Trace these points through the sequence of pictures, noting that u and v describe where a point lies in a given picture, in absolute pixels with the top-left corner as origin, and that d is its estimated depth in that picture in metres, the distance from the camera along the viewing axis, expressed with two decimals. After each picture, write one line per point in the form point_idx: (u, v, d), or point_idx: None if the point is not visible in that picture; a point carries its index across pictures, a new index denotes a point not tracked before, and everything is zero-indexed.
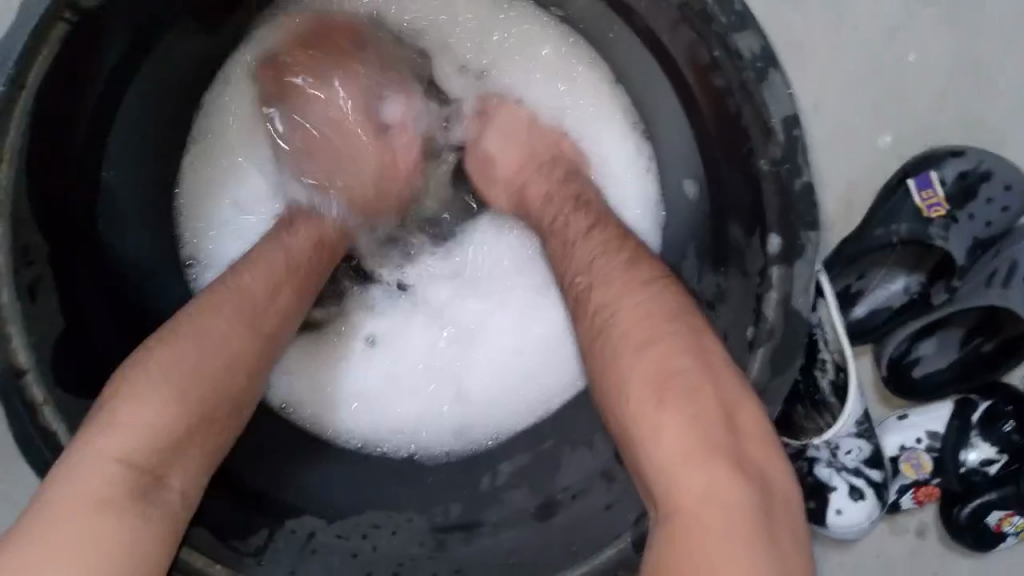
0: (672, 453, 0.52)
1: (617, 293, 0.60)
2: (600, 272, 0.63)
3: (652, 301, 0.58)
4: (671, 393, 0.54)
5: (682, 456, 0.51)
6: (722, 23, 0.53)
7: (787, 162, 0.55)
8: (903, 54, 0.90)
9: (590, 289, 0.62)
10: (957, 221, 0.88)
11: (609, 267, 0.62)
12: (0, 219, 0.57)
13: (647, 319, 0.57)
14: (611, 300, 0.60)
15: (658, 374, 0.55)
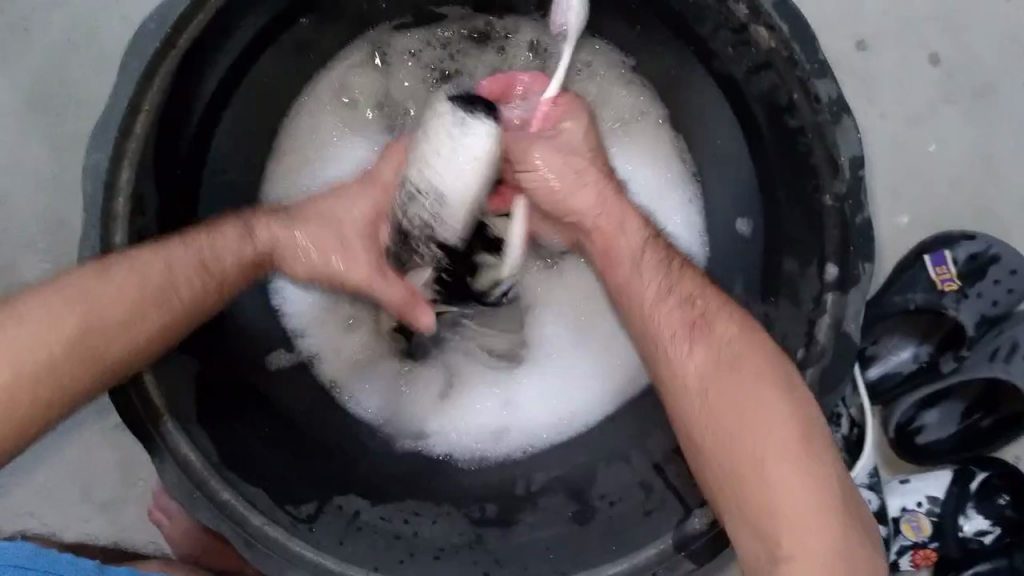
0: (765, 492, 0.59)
1: (717, 339, 0.65)
2: (703, 310, 0.66)
3: (739, 343, 0.64)
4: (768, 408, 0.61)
5: (779, 493, 0.59)
6: (805, 70, 0.61)
7: (850, 197, 0.62)
8: (925, 144, 1.00)
9: (688, 329, 0.66)
10: (967, 296, 0.95)
11: (711, 311, 0.66)
12: (127, 166, 0.63)
13: (739, 360, 0.63)
14: (713, 343, 0.65)
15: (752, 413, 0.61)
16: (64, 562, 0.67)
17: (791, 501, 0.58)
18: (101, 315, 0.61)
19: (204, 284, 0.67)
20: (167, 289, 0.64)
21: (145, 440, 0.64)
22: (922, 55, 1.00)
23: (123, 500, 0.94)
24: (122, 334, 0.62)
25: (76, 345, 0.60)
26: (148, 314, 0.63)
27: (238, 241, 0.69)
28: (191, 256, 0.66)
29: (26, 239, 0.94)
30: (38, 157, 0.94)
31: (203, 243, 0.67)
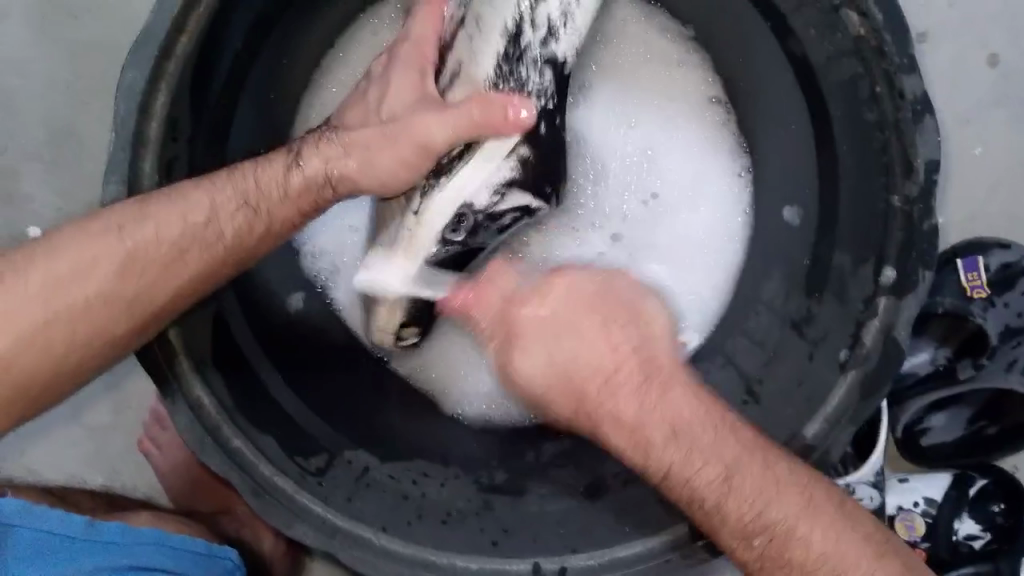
0: (716, 490, 0.60)
1: (610, 356, 0.62)
2: (615, 320, 0.64)
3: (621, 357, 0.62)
4: (680, 438, 0.60)
5: (729, 485, 0.60)
6: (893, 62, 0.58)
7: (920, 201, 0.60)
8: (972, 145, 0.97)
9: (580, 358, 0.62)
10: (994, 305, 0.93)
11: (607, 355, 0.62)
12: (163, 90, 0.59)
13: (656, 377, 0.62)
14: (605, 363, 0.62)
15: (677, 430, 0.61)
16: (54, 520, 0.66)
17: (785, 507, 0.59)
18: (139, 260, 0.61)
19: (244, 234, 0.63)
20: (196, 239, 0.62)
21: (159, 380, 0.62)
22: (981, 53, 0.96)
23: (114, 427, 0.91)
24: (125, 309, 0.61)
25: (68, 322, 0.60)
26: (151, 272, 0.61)
27: (282, 176, 0.64)
28: (234, 200, 0.63)
29: (31, 147, 0.90)
30: (54, 64, 0.89)
31: (229, 183, 0.63)
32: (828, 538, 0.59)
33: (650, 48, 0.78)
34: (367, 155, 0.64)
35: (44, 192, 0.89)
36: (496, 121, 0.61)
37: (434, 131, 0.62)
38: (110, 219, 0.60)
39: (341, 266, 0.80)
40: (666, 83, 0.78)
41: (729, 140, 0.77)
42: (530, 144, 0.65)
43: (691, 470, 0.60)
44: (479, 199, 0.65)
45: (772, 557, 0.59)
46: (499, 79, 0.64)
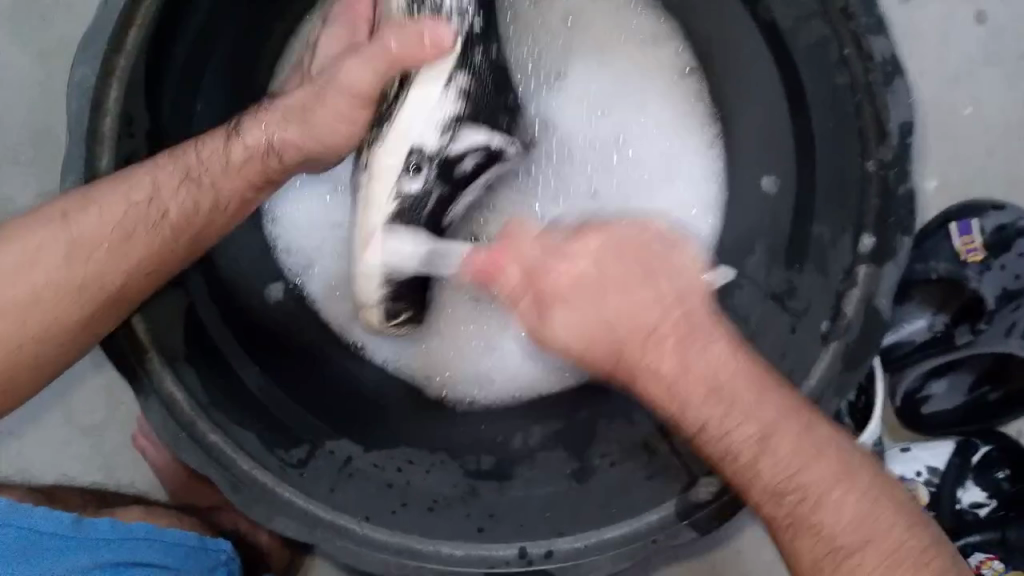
0: (750, 449, 0.56)
1: (656, 309, 0.58)
2: (654, 257, 0.61)
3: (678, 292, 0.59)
4: (713, 398, 0.56)
5: (765, 446, 0.56)
6: (861, 23, 0.57)
7: (895, 165, 0.58)
8: (962, 107, 0.94)
9: (635, 311, 0.58)
10: (990, 268, 0.90)
11: (650, 309, 0.58)
12: (115, 85, 0.59)
13: (697, 330, 0.58)
14: (649, 318, 0.58)
15: (731, 367, 0.57)
16: (44, 517, 0.67)
17: (820, 471, 0.55)
18: (88, 247, 0.62)
19: (188, 213, 0.63)
20: (141, 220, 0.62)
21: (131, 377, 0.61)
22: (968, 12, 0.94)
23: (107, 427, 0.91)
24: (76, 293, 0.61)
25: (22, 312, 0.60)
26: (100, 255, 0.62)
27: (223, 147, 0.64)
28: (176, 176, 0.63)
29: (8, 150, 0.89)
30: (29, 65, 0.89)
31: (171, 161, 0.63)
32: (864, 507, 0.54)
33: (606, 14, 0.77)
34: (309, 122, 0.65)
35: (24, 194, 0.89)
36: (416, 50, 0.61)
37: (360, 73, 0.62)
38: (56, 208, 0.61)
39: (310, 247, 0.79)
40: (625, 47, 0.76)
41: (705, 109, 0.75)
42: (467, 71, 0.64)
43: (723, 426, 0.56)
44: (428, 141, 0.64)
45: (804, 521, 0.55)
46: (414, 4, 0.63)
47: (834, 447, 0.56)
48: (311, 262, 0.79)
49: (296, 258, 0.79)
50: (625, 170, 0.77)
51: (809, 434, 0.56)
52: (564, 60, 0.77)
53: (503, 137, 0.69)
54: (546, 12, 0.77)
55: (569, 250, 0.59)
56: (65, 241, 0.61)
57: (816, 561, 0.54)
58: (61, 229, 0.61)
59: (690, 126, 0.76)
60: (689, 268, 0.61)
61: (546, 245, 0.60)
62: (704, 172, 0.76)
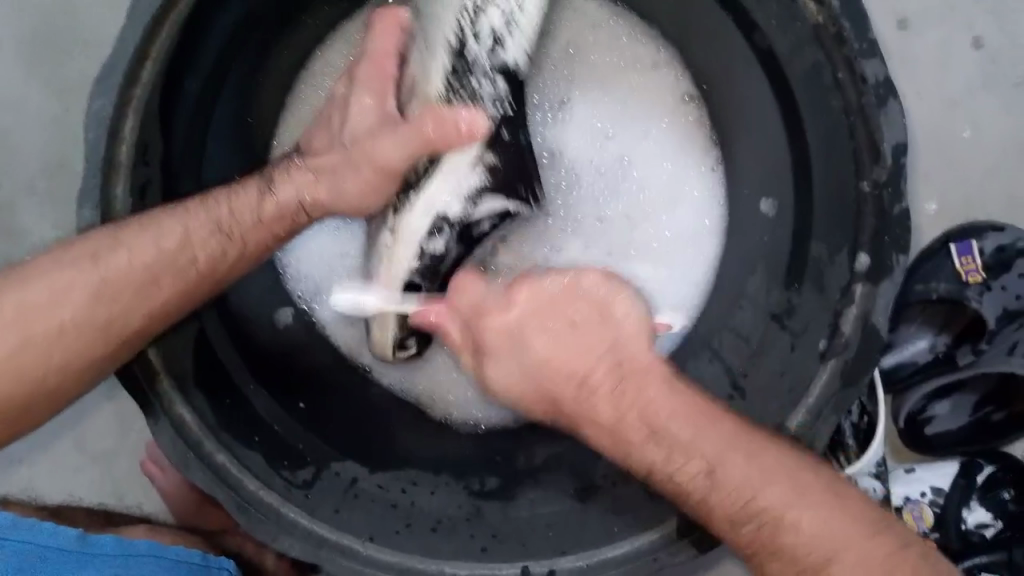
0: (701, 484, 0.59)
1: (586, 358, 0.63)
2: (578, 313, 0.64)
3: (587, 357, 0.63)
4: (666, 438, 0.60)
5: (714, 478, 0.58)
6: (854, 48, 0.58)
7: (890, 186, 0.59)
8: (960, 130, 0.96)
9: (573, 373, 0.62)
10: (991, 289, 0.91)
11: (583, 359, 0.63)
12: (132, 115, 0.60)
13: (630, 375, 0.62)
14: (576, 369, 0.62)
15: (693, 420, 0.60)
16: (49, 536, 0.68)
17: (772, 495, 0.57)
18: (114, 288, 0.62)
19: (217, 259, 0.66)
20: (171, 266, 0.64)
21: (144, 404, 0.63)
22: (964, 36, 0.95)
23: (116, 449, 0.92)
24: (100, 333, 0.61)
25: (44, 349, 0.60)
26: (127, 296, 0.62)
27: (256, 203, 0.67)
28: (207, 226, 0.65)
29: (23, 177, 0.91)
30: (43, 95, 0.91)
31: (202, 211, 0.64)
32: (824, 520, 0.56)
33: (609, 44, 0.78)
34: (337, 185, 0.68)
35: (39, 220, 0.91)
36: (450, 134, 0.63)
37: (391, 150, 0.65)
38: (83, 249, 0.61)
39: (319, 279, 0.81)
40: (628, 77, 0.78)
41: (706, 136, 0.77)
42: (494, 151, 0.66)
43: (678, 460, 0.60)
44: (451, 209, 0.67)
45: (761, 543, 0.57)
46: (450, 93, 0.65)
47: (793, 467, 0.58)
48: (321, 292, 0.81)
49: (305, 289, 0.81)
50: (626, 199, 0.79)
51: (760, 460, 0.58)
52: (570, 91, 0.79)
53: (520, 203, 0.71)
54: (549, 38, 0.78)
55: (497, 304, 0.65)
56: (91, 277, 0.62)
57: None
58: (85, 265, 0.61)
59: (691, 151, 0.77)
60: (626, 311, 0.64)
61: (487, 294, 0.66)
62: (706, 196, 0.77)
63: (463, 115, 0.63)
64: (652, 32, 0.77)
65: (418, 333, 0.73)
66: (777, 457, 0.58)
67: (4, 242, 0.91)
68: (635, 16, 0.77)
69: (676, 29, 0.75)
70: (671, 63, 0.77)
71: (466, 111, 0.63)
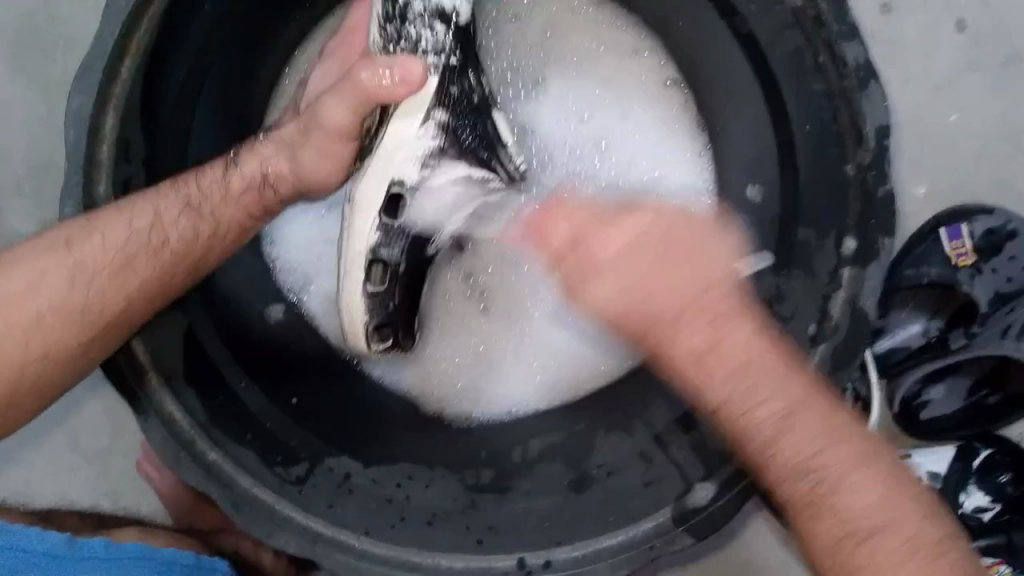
0: (772, 425, 0.56)
1: (682, 294, 0.57)
2: (721, 315, 0.57)
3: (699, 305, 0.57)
4: (718, 361, 0.56)
5: (788, 424, 0.56)
6: (833, 30, 0.59)
7: (873, 168, 0.60)
8: (947, 114, 0.96)
9: (682, 308, 0.57)
10: (982, 272, 0.92)
11: (697, 280, 0.57)
12: (112, 112, 0.62)
13: (716, 313, 0.57)
14: (665, 304, 0.56)
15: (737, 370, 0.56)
16: (35, 537, 0.68)
17: (838, 456, 0.56)
18: (90, 273, 0.63)
19: (190, 240, 0.65)
20: (144, 247, 0.64)
21: (131, 398, 0.64)
22: (949, 20, 0.96)
23: (111, 453, 0.92)
24: (77, 317, 0.62)
25: (22, 335, 0.61)
26: (103, 279, 0.63)
27: (221, 178, 0.66)
28: (177, 205, 0.65)
29: (13, 181, 0.92)
30: (31, 99, 0.91)
31: (170, 190, 0.65)
32: (873, 505, 0.55)
33: (589, 34, 0.78)
34: (296, 158, 0.66)
35: (30, 224, 0.92)
36: (385, 89, 0.60)
37: (337, 110, 0.62)
38: (59, 235, 0.63)
39: (304, 266, 0.80)
40: (608, 64, 0.78)
41: (688, 119, 0.77)
42: (446, 106, 0.62)
43: (756, 399, 0.56)
44: (407, 174, 0.62)
45: (816, 503, 0.56)
46: (390, 44, 0.62)
47: (859, 439, 0.57)
48: (305, 281, 0.80)
49: (289, 278, 0.80)
50: (611, 184, 0.78)
51: (830, 421, 0.57)
52: (549, 78, 0.78)
53: (484, 168, 0.66)
54: (528, 30, 0.78)
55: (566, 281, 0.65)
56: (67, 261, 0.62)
57: (833, 541, 0.55)
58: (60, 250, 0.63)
59: (674, 137, 0.78)
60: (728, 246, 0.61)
61: (588, 212, 0.59)
62: (692, 182, 0.77)
63: (402, 65, 0.60)
64: (631, 21, 0.78)
65: (386, 318, 0.70)
66: (840, 421, 0.57)
67: None
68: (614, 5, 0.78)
69: (658, 16, 0.75)
70: (650, 50, 0.77)
71: (403, 61, 0.60)
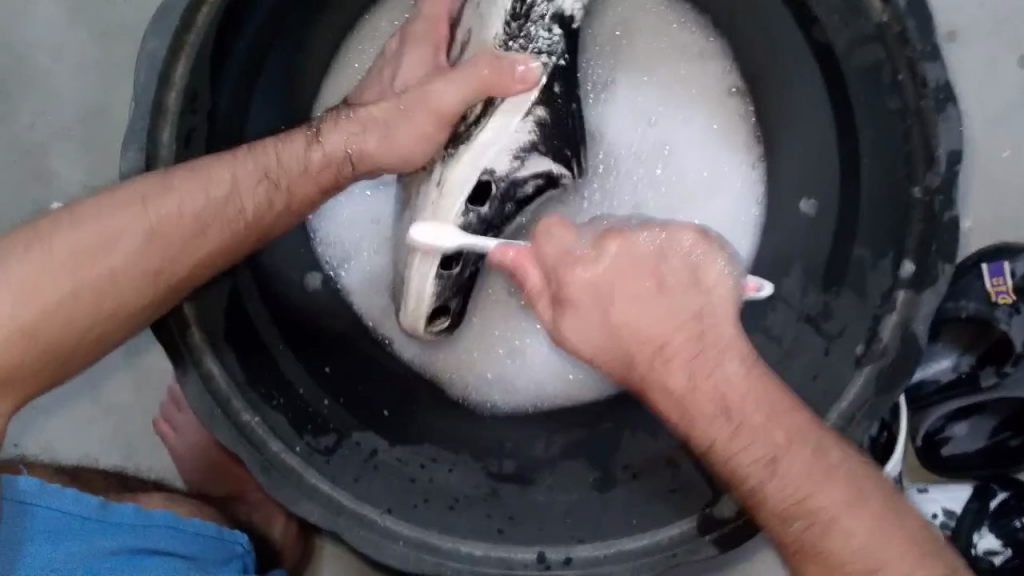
0: (760, 471, 0.57)
1: (666, 324, 0.60)
2: (702, 347, 0.60)
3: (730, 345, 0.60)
4: (738, 418, 0.58)
5: (773, 468, 0.57)
6: (918, 50, 0.57)
7: (942, 192, 0.59)
8: (1000, 151, 0.95)
9: (666, 344, 0.60)
10: (1020, 311, 0.90)
11: (662, 326, 0.60)
12: (183, 60, 0.60)
13: (705, 349, 0.60)
14: (658, 335, 0.60)
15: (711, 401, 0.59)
16: (69, 499, 0.66)
17: (831, 495, 0.55)
18: (166, 238, 0.61)
19: (264, 213, 0.65)
20: (218, 215, 0.63)
21: (173, 353, 0.62)
22: (1011, 57, 0.95)
23: (130, 408, 0.92)
24: (148, 278, 0.61)
25: (93, 294, 0.59)
26: (176, 244, 0.61)
27: (302, 152, 0.66)
28: (256, 175, 0.64)
29: (58, 126, 0.91)
30: (86, 46, 0.91)
31: (250, 159, 0.64)
32: (873, 533, 0.55)
33: (655, 35, 0.78)
34: (383, 136, 0.66)
35: (69, 171, 0.91)
36: (504, 80, 0.64)
37: (450, 95, 0.64)
38: (134, 192, 0.60)
39: (348, 239, 0.81)
40: (672, 68, 0.78)
41: (748, 132, 0.77)
42: (546, 106, 0.67)
43: (739, 445, 0.58)
44: (499, 166, 0.66)
45: (808, 548, 0.55)
46: (509, 40, 0.66)
47: (834, 465, 0.57)
48: (348, 254, 0.80)
49: (332, 249, 0.80)
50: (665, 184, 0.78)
51: (824, 457, 0.57)
52: (617, 76, 0.78)
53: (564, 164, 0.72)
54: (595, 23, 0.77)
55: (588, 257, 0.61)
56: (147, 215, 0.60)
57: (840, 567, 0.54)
58: (134, 207, 0.60)
59: (731, 146, 0.77)
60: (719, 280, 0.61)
61: (576, 247, 0.61)
62: (744, 193, 0.77)
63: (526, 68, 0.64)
64: (698, 26, 0.77)
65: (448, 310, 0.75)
66: (840, 458, 0.57)
67: (33, 190, 0.91)
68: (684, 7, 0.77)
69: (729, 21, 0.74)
70: (715, 57, 0.77)
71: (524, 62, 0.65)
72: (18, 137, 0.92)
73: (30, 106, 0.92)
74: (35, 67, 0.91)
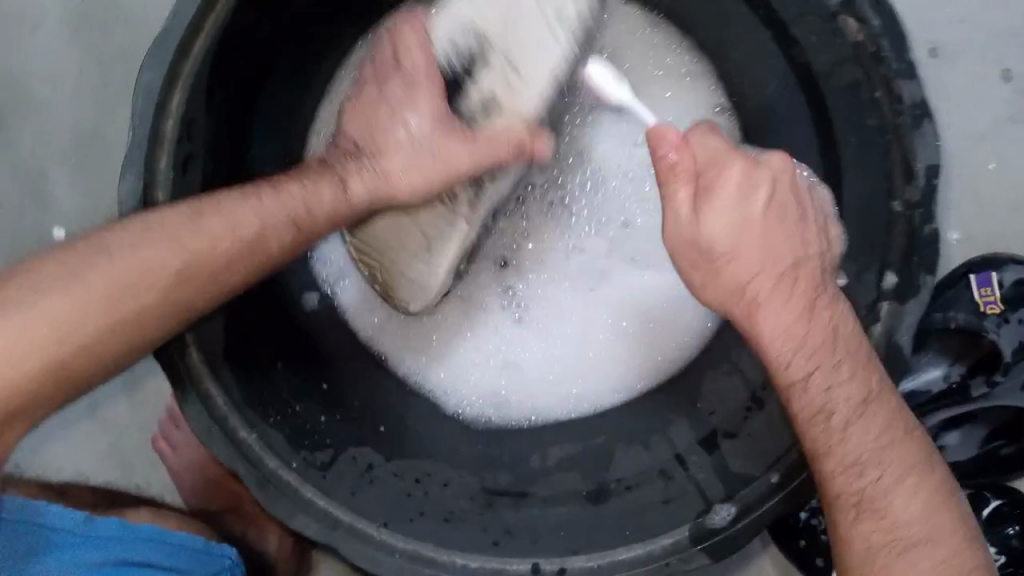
0: (848, 414, 0.59)
1: (761, 258, 0.58)
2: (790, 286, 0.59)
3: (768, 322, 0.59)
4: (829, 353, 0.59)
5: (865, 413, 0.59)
6: (892, 68, 0.59)
7: (921, 206, 0.60)
8: (985, 162, 0.96)
9: (732, 258, 0.58)
10: (1008, 321, 0.91)
11: (761, 257, 0.58)
12: (178, 91, 0.61)
13: (800, 277, 0.59)
14: (756, 265, 0.58)
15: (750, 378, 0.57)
16: (55, 515, 0.67)
17: (869, 441, 0.59)
18: (186, 271, 0.63)
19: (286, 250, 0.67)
20: (243, 253, 0.65)
21: (174, 376, 0.63)
22: (994, 70, 0.96)
23: (128, 428, 0.93)
24: (166, 309, 0.62)
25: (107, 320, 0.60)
26: (199, 279, 0.63)
27: (327, 194, 0.69)
28: (283, 217, 0.66)
29: (57, 149, 0.93)
30: (84, 70, 0.93)
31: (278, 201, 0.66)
32: (914, 508, 0.59)
33: (641, 45, 0.79)
34: (389, 181, 0.71)
35: (68, 192, 0.93)
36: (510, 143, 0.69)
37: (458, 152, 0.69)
38: (156, 225, 0.61)
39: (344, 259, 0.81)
40: (653, 82, 0.79)
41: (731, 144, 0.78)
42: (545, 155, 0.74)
43: (829, 381, 0.59)
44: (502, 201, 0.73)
45: (869, 503, 0.59)
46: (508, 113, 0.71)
47: (901, 430, 0.60)
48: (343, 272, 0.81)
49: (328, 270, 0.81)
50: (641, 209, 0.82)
51: (895, 431, 0.60)
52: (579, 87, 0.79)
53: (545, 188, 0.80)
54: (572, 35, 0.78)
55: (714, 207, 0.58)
56: (183, 255, 0.62)
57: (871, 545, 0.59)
58: (151, 235, 0.61)
59: None
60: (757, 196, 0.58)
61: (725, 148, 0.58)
62: None
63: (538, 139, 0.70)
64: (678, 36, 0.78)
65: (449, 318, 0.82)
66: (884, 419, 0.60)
67: (33, 213, 0.93)
68: (670, 24, 0.78)
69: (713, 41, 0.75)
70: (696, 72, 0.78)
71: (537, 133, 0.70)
72: (18, 160, 0.93)
73: (30, 130, 0.93)
74: (34, 92, 0.93)
